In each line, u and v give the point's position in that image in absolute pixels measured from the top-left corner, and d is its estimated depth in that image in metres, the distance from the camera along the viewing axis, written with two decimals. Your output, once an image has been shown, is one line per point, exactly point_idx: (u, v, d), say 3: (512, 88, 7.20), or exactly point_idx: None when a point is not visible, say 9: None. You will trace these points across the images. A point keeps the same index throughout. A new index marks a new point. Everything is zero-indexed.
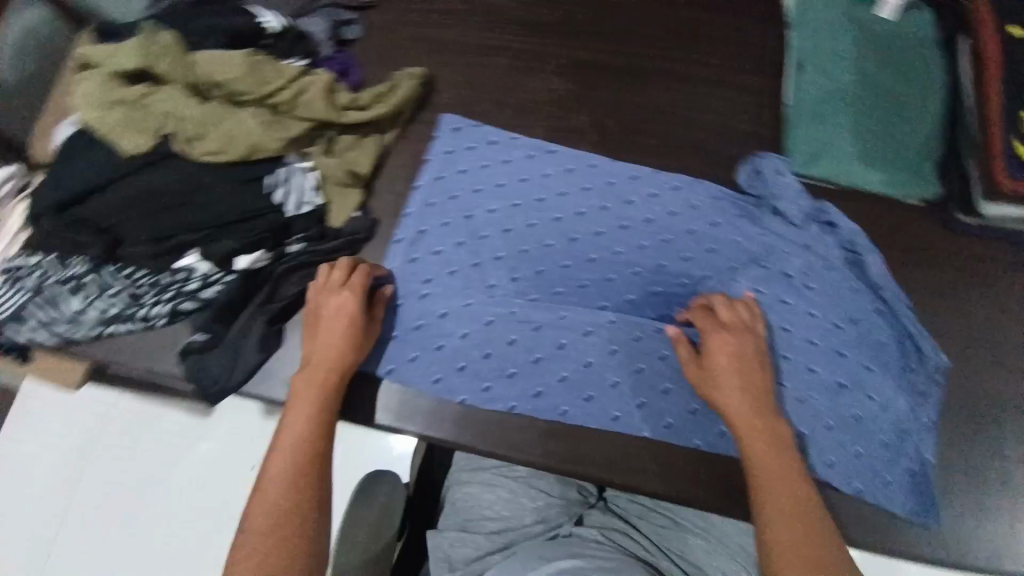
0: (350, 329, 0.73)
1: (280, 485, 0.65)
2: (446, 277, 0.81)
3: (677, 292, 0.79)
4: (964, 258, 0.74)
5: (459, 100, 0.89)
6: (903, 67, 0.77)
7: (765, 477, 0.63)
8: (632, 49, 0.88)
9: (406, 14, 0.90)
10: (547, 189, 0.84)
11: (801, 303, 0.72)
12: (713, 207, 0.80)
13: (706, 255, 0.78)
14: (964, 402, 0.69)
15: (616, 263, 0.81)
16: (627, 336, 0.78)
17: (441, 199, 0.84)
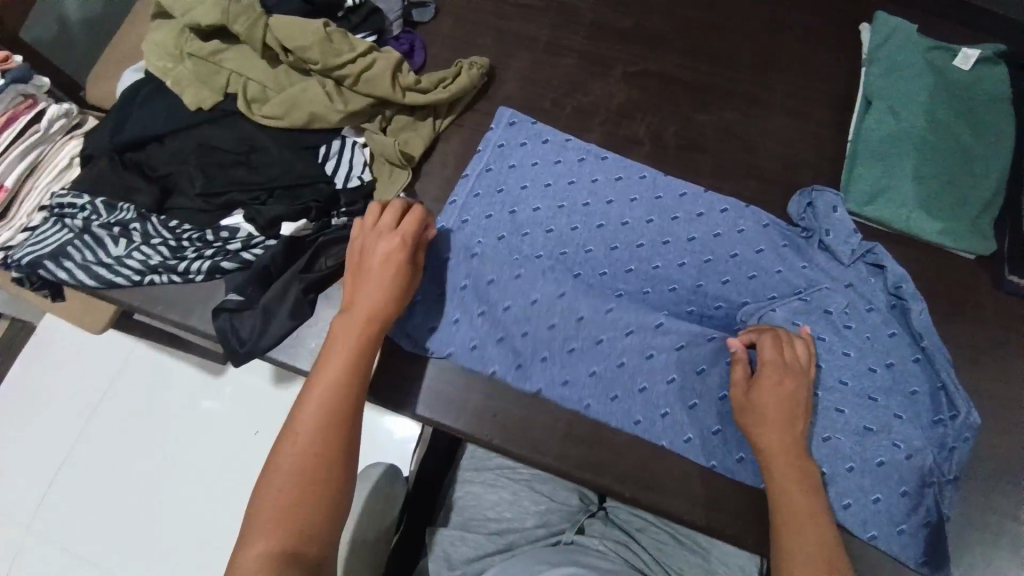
0: (393, 277, 0.64)
1: (303, 446, 0.55)
2: (477, 268, 0.73)
3: (714, 317, 0.72)
4: (1011, 316, 0.72)
5: (522, 94, 0.86)
6: (970, 122, 0.78)
7: (791, 523, 0.57)
8: (700, 64, 0.87)
9: (480, 7, 0.91)
10: (593, 192, 0.77)
11: (837, 342, 0.69)
12: (760, 233, 0.74)
13: (747, 281, 0.72)
14: (990, 457, 0.67)
15: (655, 278, 0.73)
16: (672, 360, 0.69)
17: (487, 193, 0.77)
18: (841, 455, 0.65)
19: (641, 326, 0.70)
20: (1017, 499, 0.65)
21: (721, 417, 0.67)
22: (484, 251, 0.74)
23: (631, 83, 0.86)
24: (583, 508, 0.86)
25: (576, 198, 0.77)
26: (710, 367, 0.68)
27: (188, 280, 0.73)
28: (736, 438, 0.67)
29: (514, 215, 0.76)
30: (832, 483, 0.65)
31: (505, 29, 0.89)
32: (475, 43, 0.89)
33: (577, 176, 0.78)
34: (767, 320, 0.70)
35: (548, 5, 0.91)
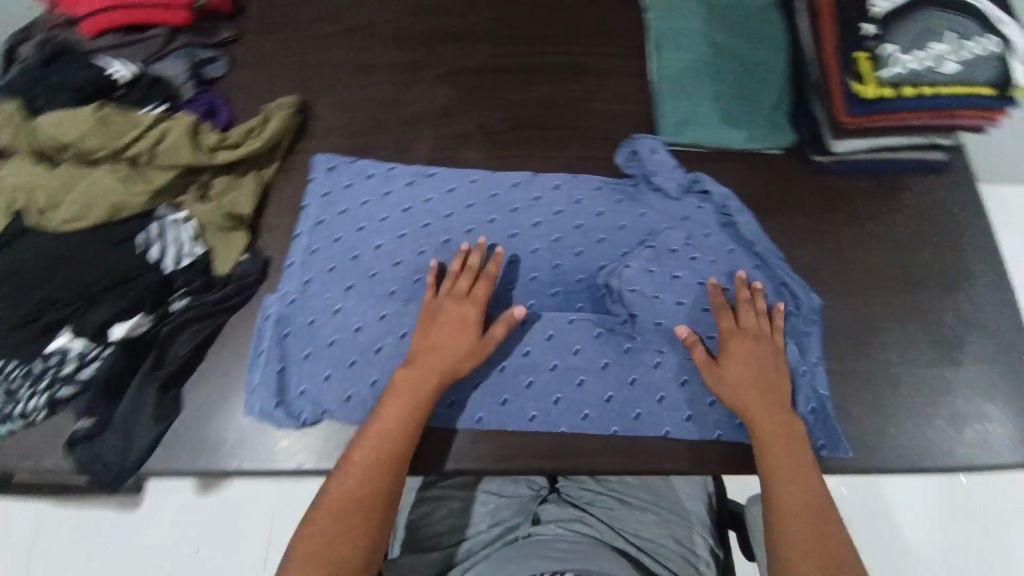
0: (467, 335, 0.66)
1: (341, 508, 0.58)
2: (341, 322, 0.70)
3: (577, 290, 0.74)
4: (827, 192, 0.80)
5: (341, 122, 0.84)
6: (746, 32, 0.85)
7: (783, 480, 0.61)
8: (505, 47, 0.89)
9: (275, 48, 0.88)
10: (430, 212, 0.76)
11: (688, 275, 0.73)
12: (595, 198, 0.78)
13: (597, 245, 0.75)
14: (848, 319, 0.74)
15: (514, 273, 0.74)
16: (549, 348, 0.70)
17: (325, 245, 0.74)
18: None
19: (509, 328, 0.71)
20: (880, 346, 0.73)
21: (609, 379, 0.70)
22: (335, 308, 0.71)
23: (446, 82, 0.87)
24: (535, 495, 0.86)
25: (415, 224, 0.75)
26: (584, 345, 0.71)
27: (30, 421, 0.66)
28: (630, 396, 0.70)
29: (356, 259, 0.73)
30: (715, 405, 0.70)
31: (307, 63, 0.87)
32: (279, 85, 0.86)
33: (410, 200, 0.77)
34: (624, 278, 0.72)
35: (343, 29, 0.89)
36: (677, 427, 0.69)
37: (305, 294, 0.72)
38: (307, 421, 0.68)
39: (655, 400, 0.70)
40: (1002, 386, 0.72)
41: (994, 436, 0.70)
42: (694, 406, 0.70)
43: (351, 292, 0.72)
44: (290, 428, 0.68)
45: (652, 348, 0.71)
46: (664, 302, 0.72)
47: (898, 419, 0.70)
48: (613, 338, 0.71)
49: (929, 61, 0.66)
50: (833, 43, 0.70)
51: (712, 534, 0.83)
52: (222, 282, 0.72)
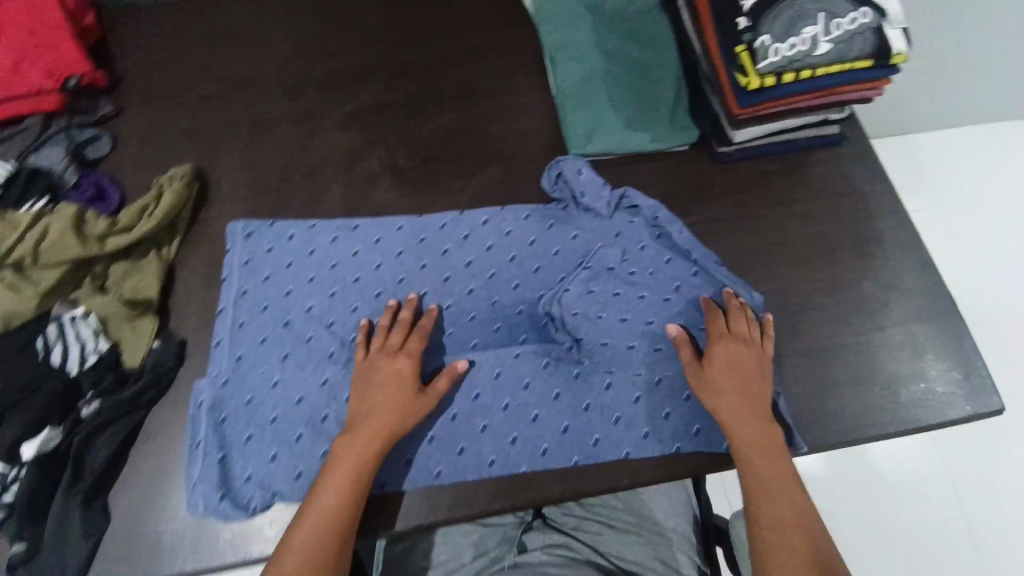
0: (404, 392, 0.65)
1: (330, 510, 0.60)
2: (281, 396, 0.67)
3: (520, 322, 0.73)
4: (738, 181, 0.81)
5: (243, 183, 0.81)
6: (636, 37, 0.86)
7: (760, 485, 0.63)
8: (403, 82, 0.88)
9: (163, 117, 0.84)
10: (358, 268, 0.74)
11: (629, 291, 0.73)
12: (525, 226, 0.77)
13: (533, 274, 0.75)
14: (779, 302, 0.74)
15: (453, 316, 0.73)
16: (499, 388, 0.68)
17: (252, 317, 0.71)
18: (670, 396, 0.70)
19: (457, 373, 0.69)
20: (812, 323, 0.74)
21: (564, 408, 0.69)
22: (272, 384, 0.68)
23: (347, 125, 0.84)
24: (518, 523, 0.83)
25: (345, 283, 0.73)
26: (533, 378, 0.69)
27: None
28: (587, 422, 0.69)
29: (285, 329, 0.71)
30: (670, 417, 0.69)
31: (199, 127, 0.84)
32: (171, 154, 0.82)
33: (336, 259, 0.75)
34: (565, 303, 0.72)
35: (232, 87, 0.86)
36: (636, 447, 0.68)
37: (238, 373, 0.68)
38: (256, 509, 0.64)
39: (611, 422, 0.69)
40: (933, 342, 0.73)
41: (938, 394, 0.71)
42: (651, 421, 0.69)
43: (286, 363, 0.69)
44: (239, 519, 0.64)
45: (602, 369, 0.70)
46: (608, 321, 0.71)
47: (841, 392, 0.70)
48: (563, 365, 0.70)
49: (803, 45, 0.67)
50: (716, 41, 0.72)
51: (698, 552, 0.82)
52: (135, 375, 0.68)
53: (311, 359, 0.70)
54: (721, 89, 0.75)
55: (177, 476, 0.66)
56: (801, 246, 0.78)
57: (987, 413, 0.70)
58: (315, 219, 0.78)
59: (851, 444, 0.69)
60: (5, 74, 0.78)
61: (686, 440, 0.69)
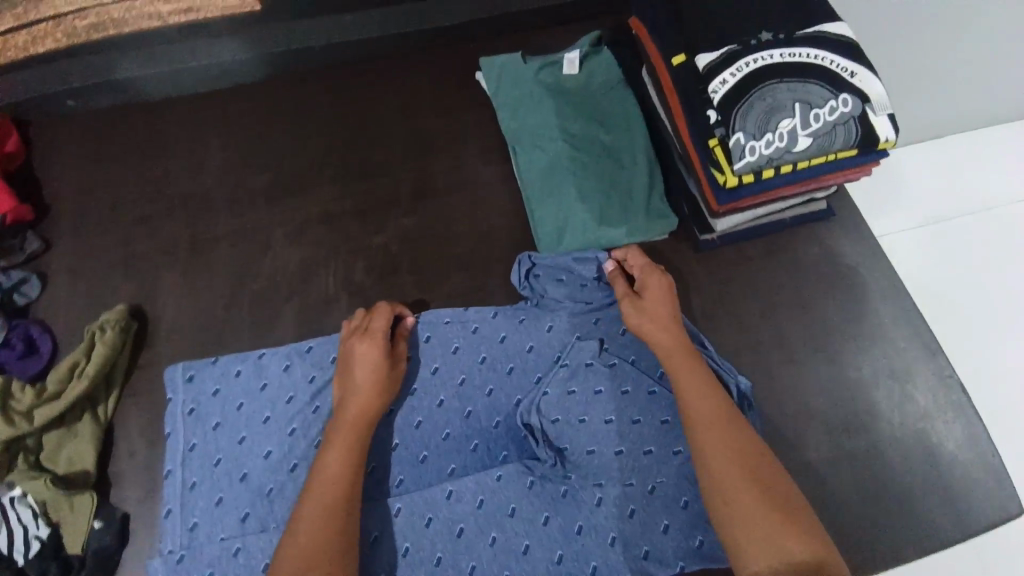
0: (383, 372, 0.63)
1: (335, 456, 0.57)
2: (242, 562, 0.59)
3: (497, 436, 0.67)
4: (722, 271, 0.76)
5: (188, 317, 0.74)
6: (602, 121, 0.81)
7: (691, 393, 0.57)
8: (357, 186, 0.82)
9: (100, 248, 0.78)
10: (315, 397, 0.67)
11: (610, 386, 0.65)
12: (494, 324, 0.72)
13: (508, 376, 0.69)
14: (778, 408, 0.68)
15: (425, 435, 0.66)
16: (480, 519, 0.61)
17: (205, 473, 0.64)
18: (671, 507, 0.62)
19: (434, 509, 0.61)
20: (816, 430, 0.67)
21: (557, 533, 0.61)
22: (233, 552, 0.59)
23: (297, 238, 0.78)
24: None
25: (303, 418, 0.66)
26: (519, 503, 0.62)
27: None
28: (585, 546, 0.60)
29: (241, 483, 0.64)
30: (671, 532, 0.61)
31: (136, 256, 0.77)
32: (109, 289, 0.76)
33: (292, 392, 0.68)
34: (543, 409, 0.65)
35: (172, 208, 0.80)
36: (637, 572, 0.60)
37: (194, 544, 0.61)
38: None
39: (608, 542, 0.60)
40: (948, 439, 0.67)
41: (960, 499, 0.65)
42: (650, 537, 0.61)
43: (247, 524, 0.62)
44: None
45: (591, 483, 0.62)
46: (592, 424, 0.64)
47: (857, 510, 0.64)
48: (549, 480, 0.63)
49: (780, 141, 0.61)
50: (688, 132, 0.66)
51: None
52: (80, 561, 0.61)
53: (274, 514, 0.63)
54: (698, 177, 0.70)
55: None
56: (796, 339, 0.72)
57: (1007, 518, 0.65)
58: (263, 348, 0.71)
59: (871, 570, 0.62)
60: None
61: (690, 558, 0.61)
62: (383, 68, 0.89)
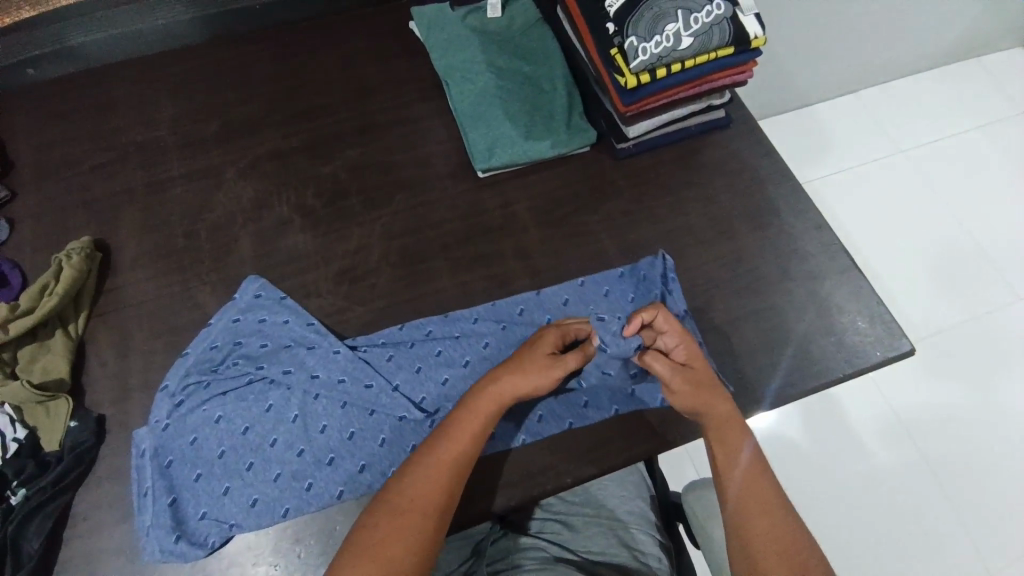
0: (534, 360, 0.66)
1: (453, 448, 0.62)
2: (226, 430, 0.68)
3: (461, 323, 0.75)
4: (639, 174, 0.85)
5: (150, 247, 0.79)
6: (524, 54, 0.90)
7: (745, 477, 0.64)
8: (304, 125, 0.88)
9: (58, 192, 0.83)
10: (307, 315, 0.73)
11: (569, 290, 0.77)
12: (463, 240, 0.81)
13: (453, 267, 0.79)
14: (693, 282, 0.78)
15: (408, 331, 0.74)
16: (442, 388, 0.71)
17: (198, 362, 0.70)
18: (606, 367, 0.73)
19: (400, 373, 0.72)
20: (726, 296, 0.77)
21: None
22: (215, 420, 0.68)
23: (251, 173, 0.85)
24: (491, 529, 0.85)
25: (298, 333, 0.72)
26: (473, 372, 0.72)
27: None
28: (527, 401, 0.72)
29: (231, 370, 0.70)
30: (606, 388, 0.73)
31: (97, 198, 0.82)
32: (71, 228, 0.81)
33: (289, 312, 0.73)
34: (503, 305, 0.76)
35: (127, 154, 0.85)
36: (577, 416, 0.71)
37: (178, 416, 0.68)
38: (215, 546, 0.64)
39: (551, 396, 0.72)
40: (837, 296, 0.78)
41: (850, 343, 0.75)
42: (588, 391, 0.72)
43: (228, 398, 0.69)
44: (198, 558, 0.64)
45: None
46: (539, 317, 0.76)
47: (765, 358, 0.74)
48: (501, 352, 0.74)
49: (667, 42, 0.71)
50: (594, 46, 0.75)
51: (657, 530, 0.88)
52: (56, 457, 0.66)
53: (259, 392, 0.69)
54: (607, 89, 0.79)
55: (117, 536, 0.65)
56: (706, 226, 0.82)
57: (898, 355, 0.75)
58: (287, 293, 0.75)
59: (778, 403, 0.72)
60: None
61: (619, 403, 0.72)
62: (323, 24, 0.97)
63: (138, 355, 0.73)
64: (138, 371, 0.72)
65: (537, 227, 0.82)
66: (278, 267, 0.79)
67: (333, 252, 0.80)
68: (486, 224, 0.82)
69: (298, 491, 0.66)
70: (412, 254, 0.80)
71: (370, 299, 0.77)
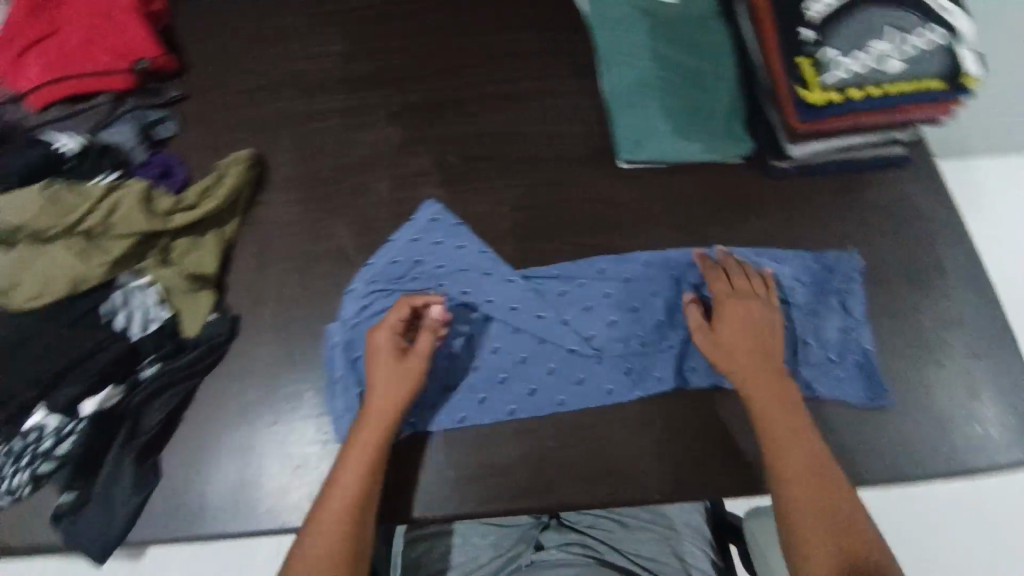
0: (399, 371, 0.67)
1: (339, 506, 0.61)
2: None
3: (629, 287, 0.76)
4: (794, 197, 0.79)
5: (298, 171, 0.84)
6: (693, 45, 0.84)
7: (773, 433, 0.64)
8: (456, 81, 0.89)
9: (225, 101, 0.88)
10: (482, 242, 0.79)
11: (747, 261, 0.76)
12: (592, 229, 0.79)
13: (578, 254, 0.78)
14: (835, 326, 0.74)
15: (579, 272, 0.77)
16: (608, 336, 0.74)
17: (385, 269, 0.77)
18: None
19: (570, 310, 0.75)
20: (859, 351, 0.73)
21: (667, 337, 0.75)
22: None
23: (399, 119, 0.87)
24: (538, 523, 0.86)
25: (471, 258, 0.77)
26: (643, 333, 0.75)
27: (12, 499, 0.66)
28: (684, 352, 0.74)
29: (412, 284, 0.76)
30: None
31: (259, 115, 0.87)
32: (232, 138, 0.86)
33: (463, 239, 0.78)
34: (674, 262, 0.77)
35: (291, 78, 0.89)
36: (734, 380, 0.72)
37: (367, 316, 0.74)
38: (400, 436, 0.70)
39: (705, 354, 0.74)
40: (985, 382, 0.72)
41: (985, 435, 0.70)
42: None
43: None
44: (385, 444, 0.71)
45: None
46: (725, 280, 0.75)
47: (888, 427, 0.70)
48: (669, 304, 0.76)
49: (871, 62, 0.67)
50: (778, 52, 0.70)
51: (714, 549, 0.83)
52: (191, 343, 0.72)
53: (440, 306, 0.75)
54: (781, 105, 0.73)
55: (229, 429, 0.70)
56: (857, 269, 0.76)
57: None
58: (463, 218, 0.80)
59: (893, 477, 0.69)
60: (79, 54, 0.82)
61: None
62: None
63: (275, 269, 0.78)
64: (272, 287, 0.77)
65: (668, 231, 0.79)
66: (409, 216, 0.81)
67: (462, 213, 0.81)
68: (616, 216, 0.80)
69: (473, 401, 0.71)
70: (539, 231, 0.80)
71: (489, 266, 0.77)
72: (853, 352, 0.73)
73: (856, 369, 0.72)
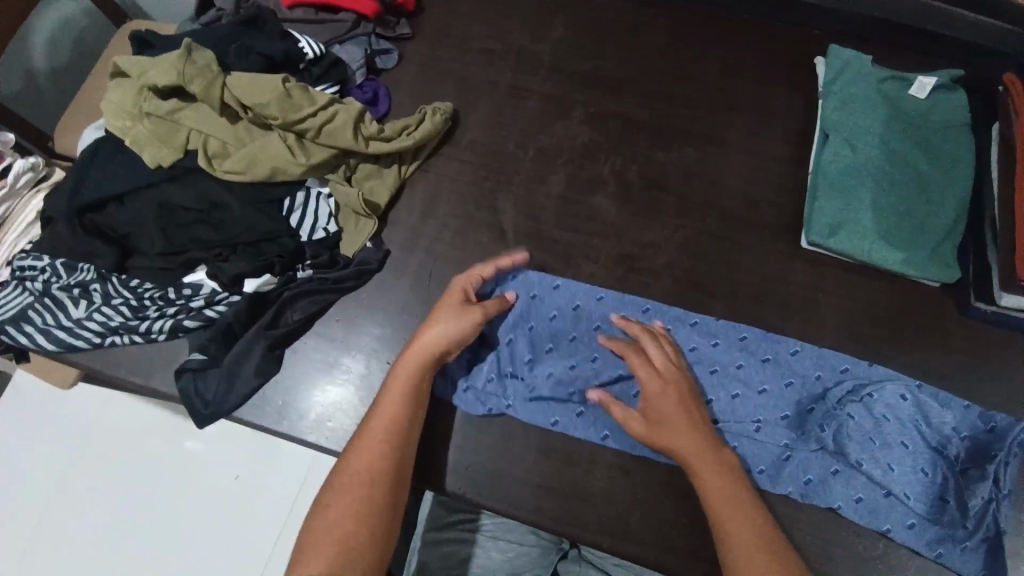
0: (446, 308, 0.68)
1: (379, 428, 0.61)
2: (530, 329, 0.73)
3: (766, 369, 0.71)
4: (977, 346, 0.73)
5: (486, 137, 0.86)
6: (930, 150, 0.78)
7: (714, 486, 0.59)
8: (663, 103, 0.87)
9: (443, 51, 0.91)
10: (634, 268, 0.78)
11: (902, 391, 0.69)
12: (752, 297, 0.76)
13: (729, 316, 0.75)
14: (992, 493, 0.64)
15: (712, 332, 0.73)
16: (728, 409, 0.69)
17: (524, 274, 0.76)
18: (907, 482, 0.65)
19: (697, 368, 0.71)
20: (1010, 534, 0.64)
21: (790, 435, 0.68)
22: (525, 318, 0.74)
23: (596, 120, 0.86)
24: (556, 547, 0.90)
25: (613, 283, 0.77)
26: (764, 420, 0.69)
27: (157, 338, 0.74)
28: (804, 459, 0.67)
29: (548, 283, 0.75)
30: (896, 504, 0.65)
31: (468, 73, 0.90)
32: (437, 86, 0.89)
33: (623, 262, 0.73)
34: (825, 360, 0.71)
35: (509, 48, 0.91)
36: (847, 505, 0.65)
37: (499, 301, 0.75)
38: (491, 412, 0.70)
39: (829, 470, 0.67)
40: None
41: None
42: (880, 507, 0.65)
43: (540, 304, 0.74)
44: (475, 415, 0.71)
45: (837, 435, 0.67)
46: (874, 402, 0.68)
47: None
48: (802, 401, 0.69)
49: None
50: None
51: None
52: (344, 262, 0.76)
53: (572, 316, 0.74)
54: (1006, 248, 0.70)
55: (347, 352, 0.74)
56: None
57: None
58: (618, 242, 0.79)
59: None
60: None
61: (899, 530, 0.64)
62: (729, 18, 0.93)
63: (436, 221, 0.80)
64: (428, 236, 0.80)
65: (833, 328, 0.74)
66: (574, 217, 0.81)
67: (626, 233, 0.80)
68: (783, 293, 0.76)
69: (570, 411, 0.70)
70: (697, 280, 0.77)
71: (640, 295, 0.76)
72: (995, 528, 0.63)
73: (988, 546, 0.63)
